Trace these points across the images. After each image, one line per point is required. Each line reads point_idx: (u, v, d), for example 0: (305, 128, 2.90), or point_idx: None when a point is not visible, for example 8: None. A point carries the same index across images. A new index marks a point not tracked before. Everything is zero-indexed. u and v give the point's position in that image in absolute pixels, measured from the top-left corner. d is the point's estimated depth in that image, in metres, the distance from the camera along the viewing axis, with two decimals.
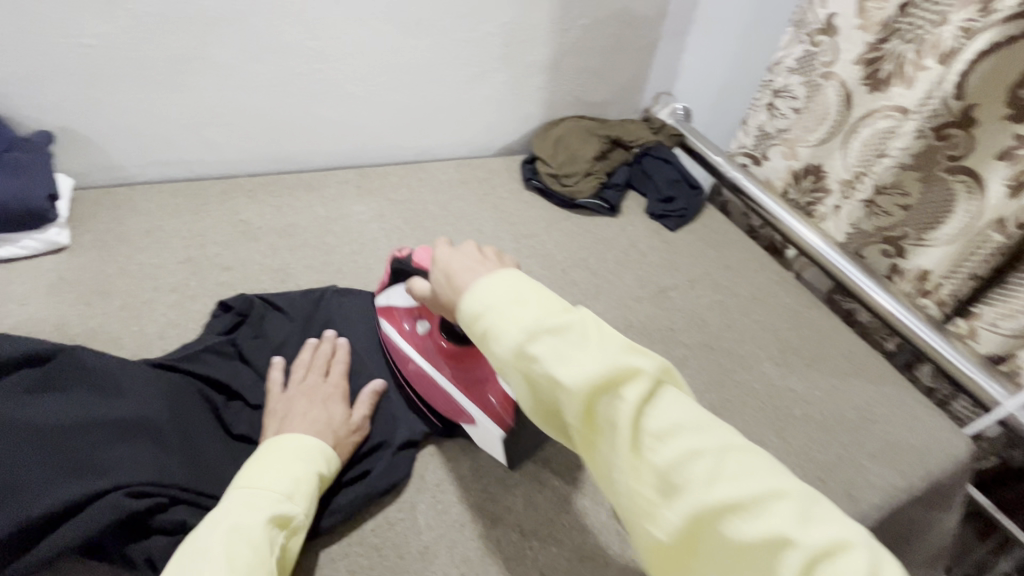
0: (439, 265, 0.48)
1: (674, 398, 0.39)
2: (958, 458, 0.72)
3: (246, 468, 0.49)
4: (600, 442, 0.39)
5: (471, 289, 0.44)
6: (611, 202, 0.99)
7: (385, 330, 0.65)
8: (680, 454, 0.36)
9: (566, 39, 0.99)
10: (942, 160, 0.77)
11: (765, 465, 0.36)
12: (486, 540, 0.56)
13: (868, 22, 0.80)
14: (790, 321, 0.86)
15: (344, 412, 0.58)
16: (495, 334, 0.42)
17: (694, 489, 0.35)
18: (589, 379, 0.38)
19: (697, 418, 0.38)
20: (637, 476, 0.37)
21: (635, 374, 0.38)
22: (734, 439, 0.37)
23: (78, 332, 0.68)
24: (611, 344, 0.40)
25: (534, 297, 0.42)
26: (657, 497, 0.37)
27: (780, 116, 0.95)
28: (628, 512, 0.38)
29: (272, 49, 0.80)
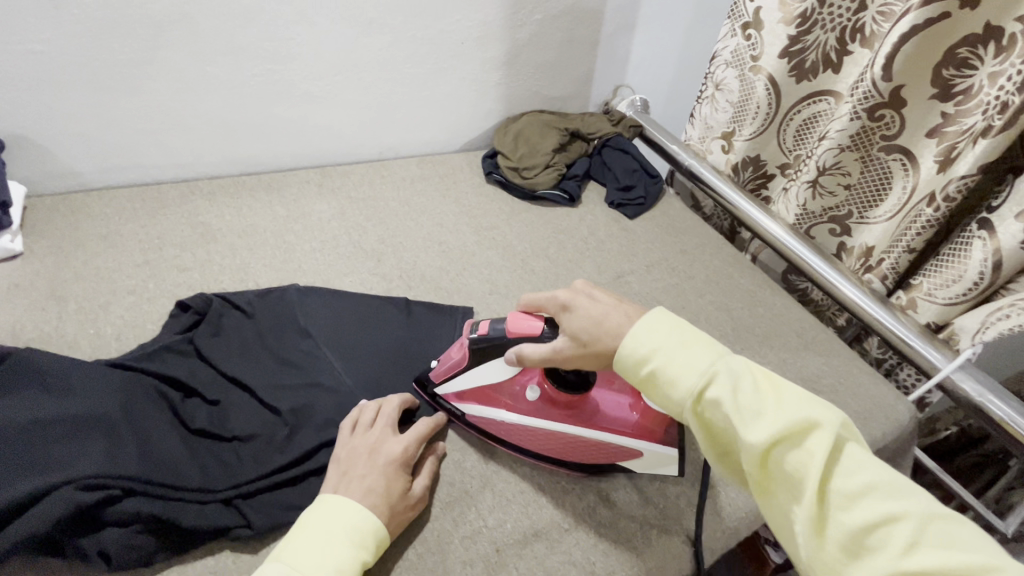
0: (582, 314, 0.52)
1: (858, 457, 0.41)
2: (901, 423, 0.75)
3: (294, 538, 0.47)
4: (777, 492, 0.42)
5: (630, 333, 0.49)
6: (571, 193, 1.01)
7: (486, 414, 0.61)
8: (866, 515, 0.39)
9: (521, 34, 1.00)
10: (877, 140, 0.81)
11: (963, 537, 0.37)
12: (442, 519, 0.56)
13: (789, 16, 0.82)
14: (743, 300, 0.89)
15: (405, 483, 0.54)
16: (669, 378, 0.46)
17: (888, 553, 0.37)
18: (772, 436, 0.41)
19: (891, 484, 0.40)
20: (821, 535, 0.40)
21: (818, 428, 0.41)
22: (932, 509, 0.39)
23: (33, 337, 0.68)
24: (782, 396, 0.43)
25: (709, 348, 0.47)
26: (843, 557, 0.39)
27: (721, 109, 1.00)
28: (811, 569, 0.41)
29: (226, 52, 0.81)
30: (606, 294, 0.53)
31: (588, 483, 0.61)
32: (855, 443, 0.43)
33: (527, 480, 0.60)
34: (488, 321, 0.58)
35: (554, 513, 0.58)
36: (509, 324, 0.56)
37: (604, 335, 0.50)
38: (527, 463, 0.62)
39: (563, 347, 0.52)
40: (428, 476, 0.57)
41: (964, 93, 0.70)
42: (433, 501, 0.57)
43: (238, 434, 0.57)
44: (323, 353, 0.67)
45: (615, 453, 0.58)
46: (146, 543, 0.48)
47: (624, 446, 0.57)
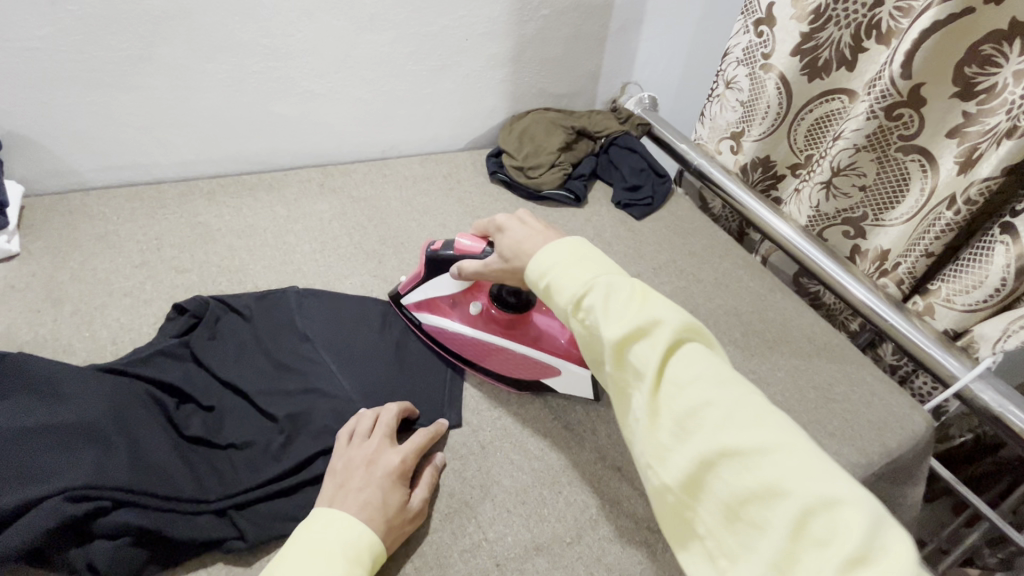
0: (511, 237, 0.59)
1: (698, 352, 0.42)
2: (918, 433, 0.72)
3: (287, 558, 0.45)
4: (628, 386, 0.44)
5: (538, 253, 0.54)
6: (577, 193, 0.99)
7: (433, 324, 0.69)
8: (694, 402, 0.40)
9: (527, 30, 0.98)
10: (895, 140, 0.78)
11: (775, 422, 0.38)
12: (442, 533, 0.54)
13: (802, 12, 0.79)
14: (752, 304, 0.87)
15: (402, 496, 0.52)
16: (557, 288, 0.50)
17: (705, 434, 0.39)
18: (623, 331, 0.44)
19: (722, 376, 0.41)
20: (655, 423, 0.42)
21: (665, 327, 0.43)
22: (753, 399, 0.40)
23: (28, 340, 0.67)
24: (646, 299, 0.46)
25: (594, 261, 0.50)
26: (669, 440, 0.40)
27: (730, 108, 0.97)
28: (644, 455, 0.42)
29: (225, 48, 0.79)
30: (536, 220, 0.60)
31: (592, 495, 0.59)
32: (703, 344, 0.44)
33: (528, 491, 0.59)
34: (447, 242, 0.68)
35: (557, 526, 0.56)
36: (458, 244, 0.64)
37: (523, 254, 0.57)
38: (529, 473, 0.60)
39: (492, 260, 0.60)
40: (426, 490, 0.55)
41: (988, 92, 0.68)
42: (432, 512, 0.56)
43: (234, 441, 0.56)
44: (322, 356, 0.66)
45: (538, 369, 0.65)
46: (135, 555, 0.46)
47: (546, 362, 0.65)
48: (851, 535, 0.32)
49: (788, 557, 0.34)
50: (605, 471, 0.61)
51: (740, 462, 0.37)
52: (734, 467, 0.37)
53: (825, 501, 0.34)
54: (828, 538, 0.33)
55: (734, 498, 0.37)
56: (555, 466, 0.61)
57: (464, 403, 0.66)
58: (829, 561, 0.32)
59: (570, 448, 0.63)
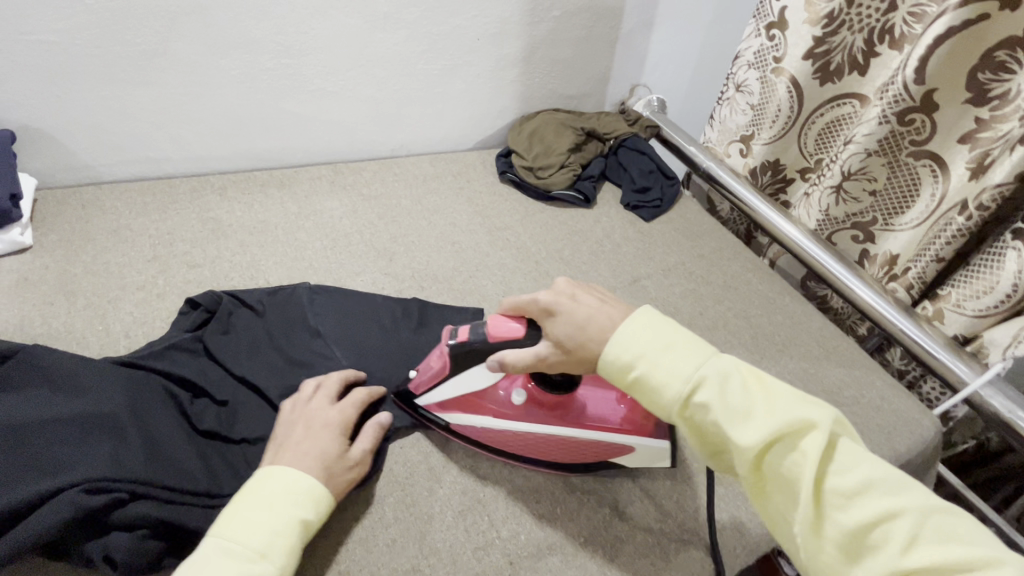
0: (564, 318, 0.51)
1: (851, 452, 0.42)
2: (927, 438, 0.72)
3: (224, 512, 0.46)
4: (776, 494, 0.43)
5: (614, 336, 0.49)
6: (586, 194, 0.99)
7: (471, 423, 0.59)
8: (869, 514, 0.39)
9: (538, 31, 0.98)
10: (906, 145, 0.78)
11: (962, 529, 0.38)
12: (455, 530, 0.55)
13: (815, 16, 0.79)
14: (762, 307, 0.87)
15: (341, 447, 0.54)
16: (657, 384, 0.46)
17: (891, 550, 0.38)
18: (766, 440, 0.42)
19: (885, 478, 0.41)
20: (821, 536, 0.41)
21: (813, 428, 0.42)
22: (926, 498, 0.40)
23: (41, 333, 0.67)
24: (774, 398, 0.44)
25: (700, 352, 0.47)
26: (843, 556, 0.40)
27: (740, 112, 0.97)
28: (811, 569, 0.41)
29: (238, 45, 0.80)
30: (592, 294, 0.54)
31: (605, 494, 0.59)
32: (847, 437, 0.44)
33: (540, 489, 0.59)
34: (468, 327, 0.57)
35: (568, 525, 0.56)
36: (488, 331, 0.54)
37: (590, 337, 0.50)
38: (541, 473, 0.60)
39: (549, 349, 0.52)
40: (369, 442, 0.56)
41: (1001, 98, 0.68)
42: (445, 510, 0.56)
43: (247, 437, 0.56)
44: (334, 353, 0.66)
45: (606, 451, 0.58)
46: (153, 547, 0.46)
47: (612, 443, 0.57)
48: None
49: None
50: (617, 471, 0.61)
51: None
52: None
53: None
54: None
55: None
56: None
57: None
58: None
59: None
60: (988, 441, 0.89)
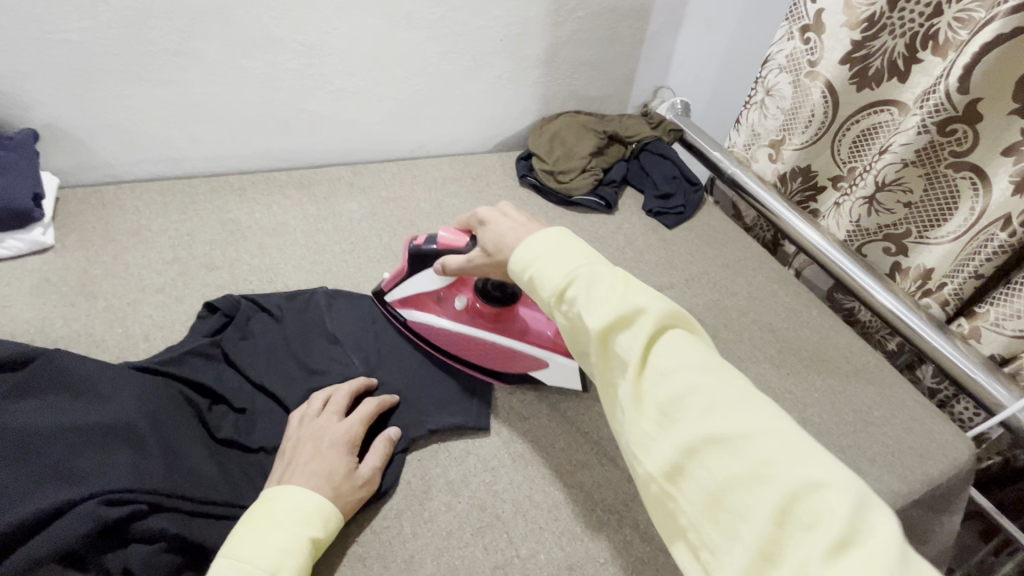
0: (490, 231, 0.56)
1: (682, 338, 0.41)
2: (960, 461, 0.70)
3: (235, 531, 0.46)
4: (612, 375, 0.43)
5: (520, 247, 0.51)
6: (607, 200, 0.97)
7: (418, 320, 0.67)
8: (680, 390, 0.38)
9: (562, 32, 0.96)
10: (946, 156, 0.75)
11: (763, 411, 0.37)
12: (474, 547, 0.53)
13: (854, 19, 0.77)
14: (788, 320, 0.84)
15: (348, 465, 0.53)
16: (540, 281, 0.48)
17: (690, 421, 0.37)
18: (606, 319, 0.42)
19: (706, 362, 0.40)
20: (639, 412, 0.40)
21: (649, 314, 0.42)
22: (739, 385, 0.39)
23: (61, 335, 0.67)
24: (630, 288, 0.44)
25: (579, 252, 0.48)
26: (655, 428, 0.39)
27: (771, 117, 0.94)
28: (627, 443, 0.41)
29: (260, 45, 0.79)
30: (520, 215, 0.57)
31: (627, 514, 0.58)
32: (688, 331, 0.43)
33: (560, 507, 0.57)
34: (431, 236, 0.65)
35: (589, 546, 0.55)
36: (440, 237, 0.61)
37: (506, 247, 0.54)
38: (562, 489, 0.59)
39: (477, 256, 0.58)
40: (379, 458, 0.56)
41: None
42: (464, 526, 0.55)
43: (263, 445, 0.56)
44: (352, 359, 0.65)
45: (528, 363, 0.64)
46: (169, 561, 0.46)
47: (534, 356, 0.64)
48: (836, 520, 0.31)
49: (773, 545, 0.33)
50: (638, 489, 0.59)
51: (726, 448, 0.36)
52: (717, 452, 0.36)
53: (812, 485, 0.33)
54: (814, 524, 0.32)
55: (718, 484, 0.35)
56: (586, 483, 0.60)
57: (494, 413, 0.65)
58: (814, 547, 0.31)
59: (599, 464, 0.61)
60: (1016, 458, 0.82)
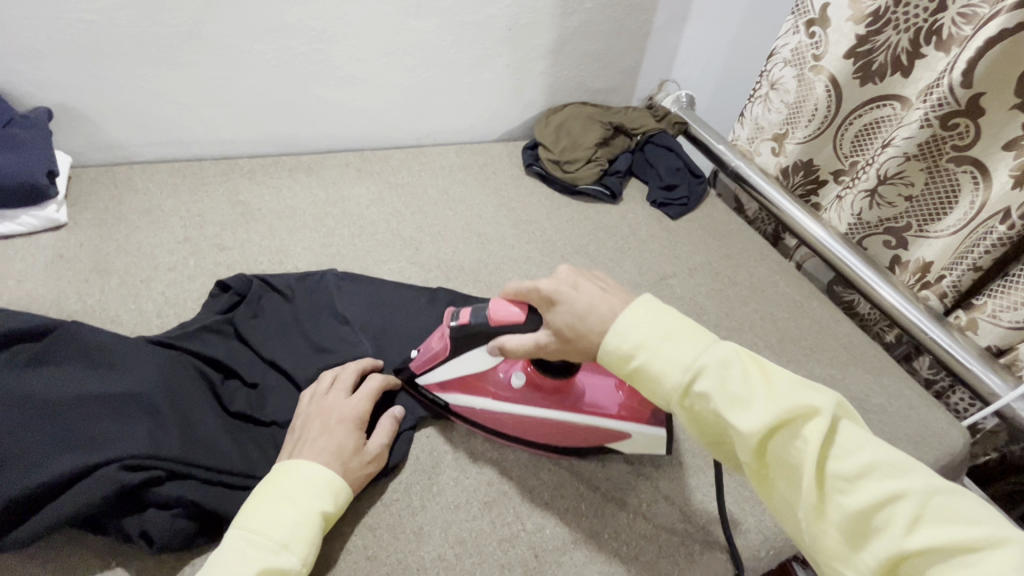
0: (565, 307, 0.49)
1: (856, 435, 0.39)
2: (955, 449, 0.71)
3: (248, 504, 0.47)
4: (777, 479, 0.41)
5: (614, 328, 0.46)
6: (612, 189, 0.98)
7: (470, 404, 0.59)
8: (872, 498, 0.37)
9: (570, 22, 0.97)
10: (947, 150, 0.76)
11: (969, 510, 0.35)
12: (481, 521, 0.55)
13: (859, 14, 0.79)
14: (789, 310, 0.86)
15: (357, 441, 0.54)
16: (661, 376, 0.44)
17: (892, 532, 0.36)
18: (764, 425, 0.39)
19: (890, 461, 0.38)
20: (824, 521, 0.38)
21: (812, 413, 0.39)
22: (934, 482, 0.37)
23: (76, 310, 0.68)
24: (771, 379, 0.41)
25: (701, 341, 0.44)
26: (848, 542, 0.37)
27: (775, 110, 0.96)
28: (815, 553, 0.39)
29: (272, 29, 0.79)
30: (592, 283, 0.51)
31: (630, 493, 0.59)
32: (851, 421, 0.41)
33: (565, 485, 0.59)
34: (470, 310, 0.55)
35: (593, 521, 0.56)
36: (488, 315, 0.53)
37: (590, 330, 0.48)
38: (566, 467, 0.60)
39: (548, 342, 0.50)
40: (386, 435, 0.57)
41: None
42: (471, 500, 0.56)
43: (276, 419, 0.58)
44: (362, 340, 0.66)
45: (605, 437, 0.58)
46: (186, 526, 0.47)
47: (610, 429, 0.57)
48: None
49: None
50: (642, 470, 0.61)
51: (943, 562, 0.34)
52: (939, 566, 0.34)
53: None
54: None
55: None
56: (590, 462, 0.61)
57: None
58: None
59: (604, 446, 0.63)
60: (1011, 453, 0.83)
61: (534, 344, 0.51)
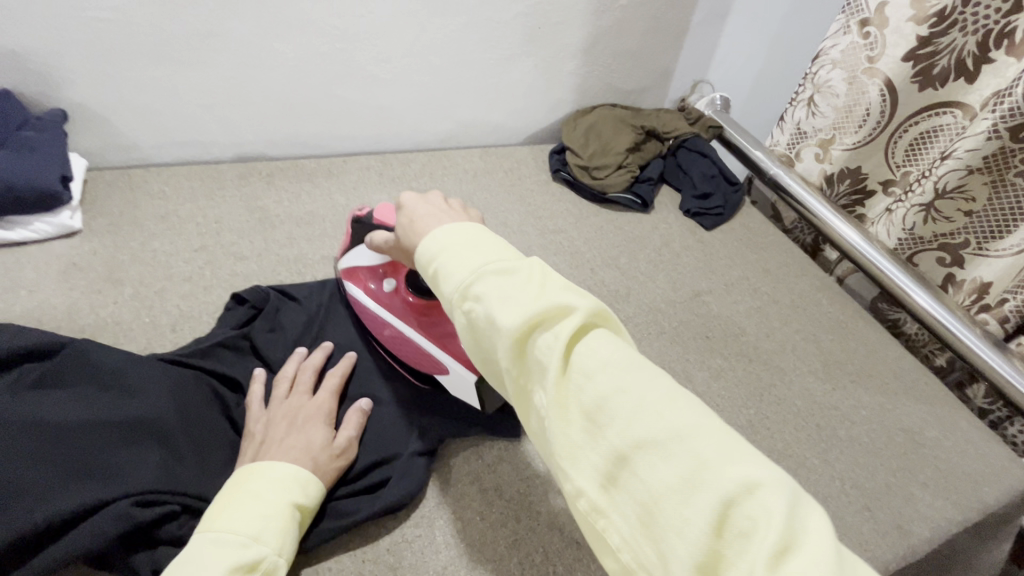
0: (404, 210, 0.48)
1: (606, 338, 0.36)
2: (1017, 489, 0.66)
3: (214, 505, 0.44)
4: (533, 385, 0.36)
5: (427, 234, 0.43)
6: (644, 198, 0.94)
7: (351, 293, 0.64)
8: (606, 393, 0.33)
9: (601, 21, 0.92)
10: (1016, 163, 0.70)
11: (691, 404, 0.32)
12: (506, 562, 0.51)
13: (922, 14, 0.73)
14: (833, 331, 0.80)
15: (326, 436, 0.52)
16: (441, 275, 0.40)
17: (616, 426, 0.32)
18: (521, 320, 0.35)
19: (631, 360, 0.34)
20: (562, 422, 0.34)
21: (569, 312, 0.36)
22: (670, 382, 0.33)
23: (89, 323, 0.65)
24: (543, 282, 0.38)
25: (478, 242, 0.41)
26: (582, 440, 0.33)
27: (820, 114, 0.89)
28: (552, 458, 0.35)
29: (294, 28, 0.76)
30: (444, 202, 0.48)
31: None
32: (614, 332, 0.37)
33: None
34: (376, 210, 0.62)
35: None
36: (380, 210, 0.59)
37: (413, 232, 0.46)
38: None
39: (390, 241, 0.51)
40: (356, 426, 0.55)
41: None
42: (499, 538, 0.53)
43: None
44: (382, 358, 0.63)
45: (431, 364, 0.58)
46: None
47: (436, 357, 0.57)
48: (774, 525, 0.26)
49: (710, 558, 0.28)
50: None
51: (655, 454, 0.30)
52: (646, 460, 0.31)
53: (745, 484, 0.28)
54: (749, 531, 0.27)
55: (650, 494, 0.30)
56: None
57: None
58: (749, 559, 0.26)
59: None
60: None
61: (384, 243, 0.55)
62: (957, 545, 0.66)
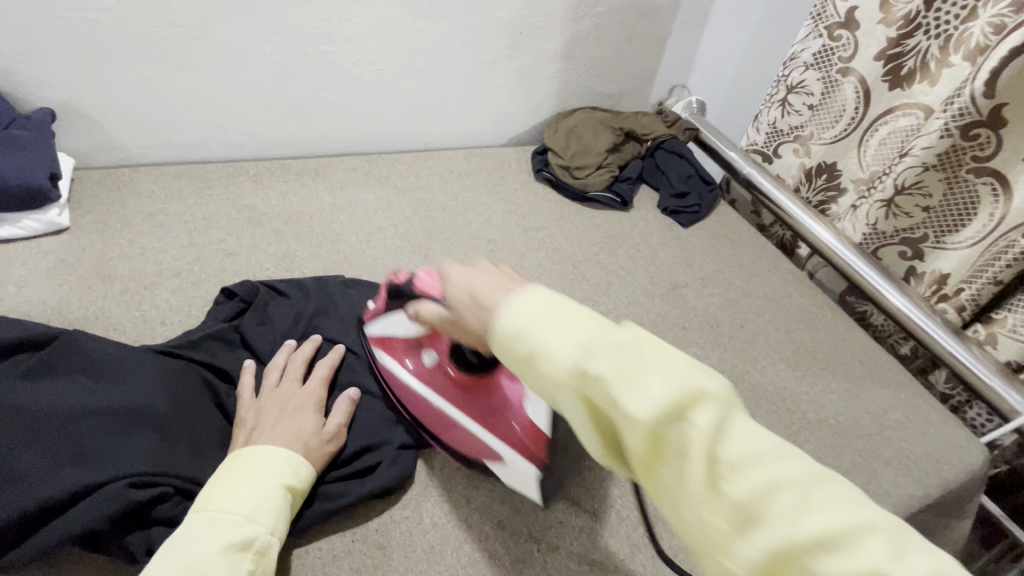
0: (459, 285, 0.42)
1: (744, 418, 0.31)
2: (974, 467, 0.70)
3: (207, 487, 0.45)
4: (663, 471, 0.32)
5: (503, 305, 0.37)
6: (623, 197, 0.97)
7: (383, 363, 0.61)
8: (763, 486, 0.29)
9: (582, 27, 0.96)
10: (967, 161, 0.74)
11: (852, 494, 0.29)
12: (492, 540, 0.53)
13: (891, 17, 0.77)
14: (803, 321, 0.84)
15: (316, 423, 0.54)
16: (540, 352, 0.34)
17: (781, 525, 0.28)
18: (656, 407, 0.30)
19: (778, 445, 0.30)
20: (708, 515, 0.30)
21: (707, 395, 0.31)
22: (818, 467, 0.30)
23: (78, 317, 0.66)
24: (663, 356, 0.33)
25: (575, 312, 0.35)
26: (734, 535, 0.29)
27: (794, 112, 0.94)
28: (694, 547, 0.31)
29: (281, 31, 0.78)
30: (497, 271, 0.42)
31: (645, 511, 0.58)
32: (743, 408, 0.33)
33: (580, 503, 0.58)
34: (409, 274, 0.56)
35: (608, 542, 0.55)
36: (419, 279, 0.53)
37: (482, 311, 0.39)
38: (580, 486, 0.59)
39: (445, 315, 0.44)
40: (345, 414, 0.56)
41: None
42: (484, 518, 0.55)
43: None
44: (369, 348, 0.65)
45: (481, 450, 0.54)
46: None
47: (490, 444, 0.54)
48: None
49: None
50: None
51: (830, 555, 0.27)
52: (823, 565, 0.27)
53: None
54: None
55: None
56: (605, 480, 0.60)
57: None
58: None
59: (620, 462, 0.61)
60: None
61: (430, 315, 0.48)
62: (919, 521, 0.69)
